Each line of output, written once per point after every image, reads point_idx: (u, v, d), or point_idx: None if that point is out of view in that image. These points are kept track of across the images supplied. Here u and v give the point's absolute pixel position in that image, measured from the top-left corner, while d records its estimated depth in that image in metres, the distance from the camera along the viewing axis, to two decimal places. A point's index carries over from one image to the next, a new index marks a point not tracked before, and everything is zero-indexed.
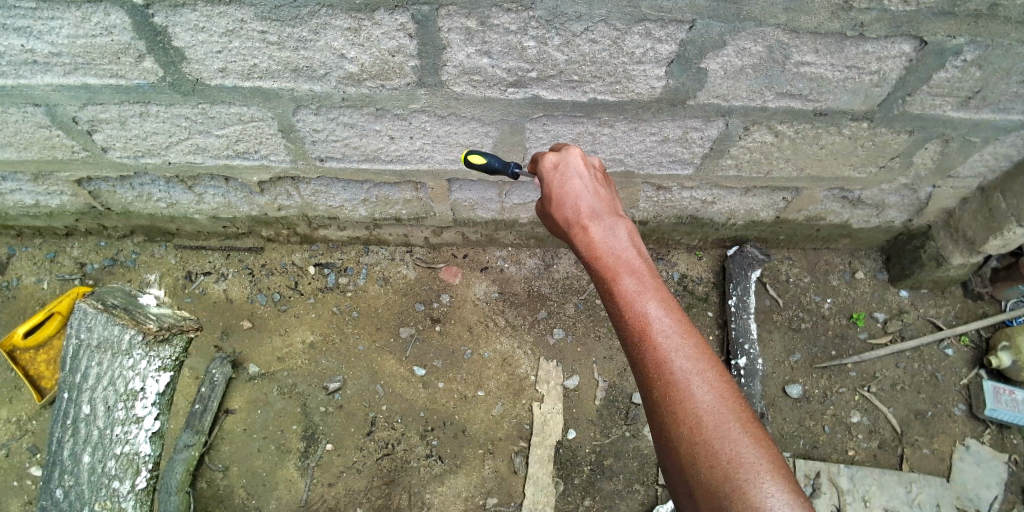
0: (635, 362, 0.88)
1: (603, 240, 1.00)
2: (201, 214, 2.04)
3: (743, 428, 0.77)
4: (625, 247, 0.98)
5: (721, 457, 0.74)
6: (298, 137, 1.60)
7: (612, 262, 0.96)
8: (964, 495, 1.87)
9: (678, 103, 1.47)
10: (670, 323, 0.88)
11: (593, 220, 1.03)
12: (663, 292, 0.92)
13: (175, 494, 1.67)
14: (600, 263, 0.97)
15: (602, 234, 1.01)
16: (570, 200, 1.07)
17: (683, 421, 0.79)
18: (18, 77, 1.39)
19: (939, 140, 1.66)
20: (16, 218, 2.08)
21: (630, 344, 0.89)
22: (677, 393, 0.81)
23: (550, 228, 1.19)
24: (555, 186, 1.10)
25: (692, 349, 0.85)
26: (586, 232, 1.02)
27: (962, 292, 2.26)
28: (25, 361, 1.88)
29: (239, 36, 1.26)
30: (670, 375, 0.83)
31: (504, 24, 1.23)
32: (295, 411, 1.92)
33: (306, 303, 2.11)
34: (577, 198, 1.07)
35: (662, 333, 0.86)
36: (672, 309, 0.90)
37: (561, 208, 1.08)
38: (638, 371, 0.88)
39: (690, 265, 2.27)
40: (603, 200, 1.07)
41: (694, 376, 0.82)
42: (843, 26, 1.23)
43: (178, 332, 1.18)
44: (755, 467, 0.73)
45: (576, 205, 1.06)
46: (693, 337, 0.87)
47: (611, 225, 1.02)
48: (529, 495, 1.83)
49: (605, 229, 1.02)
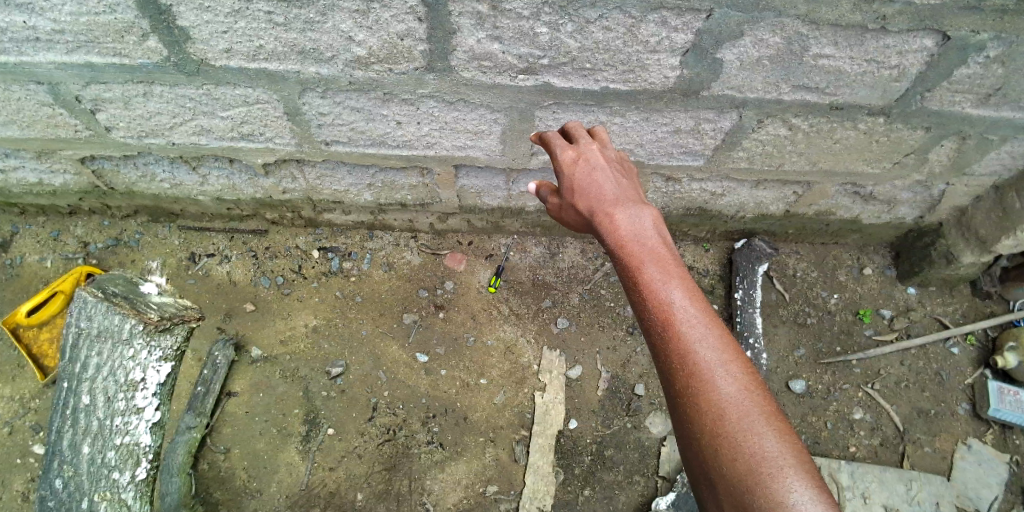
0: (658, 352, 0.87)
1: (629, 229, 0.97)
2: (205, 195, 2.02)
3: (766, 420, 0.77)
4: (652, 236, 0.96)
5: (744, 450, 0.74)
6: (305, 120, 1.58)
7: (637, 250, 0.94)
8: (963, 493, 1.88)
9: (691, 94, 1.44)
10: (695, 313, 0.86)
11: (617, 207, 1.00)
12: (687, 282, 0.91)
13: (177, 476, 1.68)
14: (625, 252, 0.95)
15: (628, 222, 0.98)
16: (593, 189, 1.04)
17: (706, 413, 0.79)
18: (20, 54, 1.37)
19: (956, 138, 1.63)
20: (19, 196, 2.06)
21: (652, 334, 0.88)
22: (700, 385, 0.80)
23: (566, 223, 1.15)
24: (577, 175, 1.06)
25: (717, 340, 0.84)
26: (611, 220, 0.99)
27: (970, 291, 2.24)
28: (29, 338, 1.90)
29: (246, 16, 1.23)
30: (694, 366, 0.82)
31: (516, 9, 1.20)
32: (297, 395, 1.93)
33: (308, 286, 2.11)
34: (600, 187, 1.04)
35: (687, 323, 0.85)
36: (697, 299, 0.88)
37: (583, 196, 1.04)
38: (661, 361, 0.87)
39: (698, 256, 2.25)
40: (626, 188, 1.05)
41: (717, 367, 0.81)
42: (864, 19, 1.19)
43: (180, 322, 1.18)
44: (779, 462, 0.72)
45: (598, 194, 1.03)
46: (717, 327, 0.86)
47: (635, 213, 0.99)
48: (529, 484, 1.85)
49: (630, 217, 0.99)
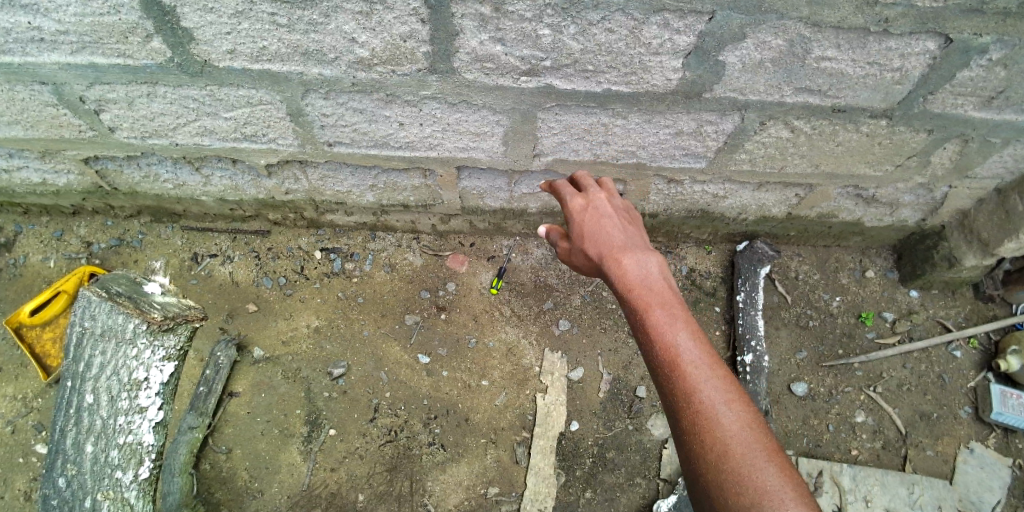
0: (663, 390, 0.88)
1: (636, 272, 1.02)
2: (208, 196, 2.03)
3: (769, 458, 0.77)
4: (658, 281, 1.01)
5: (747, 485, 0.74)
6: (307, 121, 1.58)
7: (643, 293, 0.98)
8: (966, 497, 1.88)
9: (694, 96, 1.44)
10: (700, 354, 0.88)
11: (623, 253, 1.07)
12: (693, 324, 0.93)
13: (178, 476, 1.68)
14: (632, 294, 0.99)
15: (634, 266, 1.03)
16: (601, 237, 1.12)
17: (710, 449, 0.79)
18: (25, 55, 1.37)
19: (959, 140, 1.63)
20: (22, 196, 2.07)
21: (658, 373, 0.89)
22: (704, 422, 0.80)
23: (577, 269, 1.22)
24: (587, 224, 1.16)
25: (721, 380, 0.85)
26: (618, 264, 1.05)
27: (972, 294, 2.24)
28: (32, 337, 1.91)
29: (249, 17, 1.24)
30: (699, 403, 0.82)
31: (519, 12, 1.21)
32: (299, 395, 1.93)
33: (311, 287, 2.11)
34: (608, 234, 1.12)
35: (692, 363, 0.86)
36: (702, 341, 0.90)
37: (592, 243, 1.12)
38: (666, 400, 0.87)
39: (699, 259, 2.25)
40: (632, 237, 1.13)
41: (722, 405, 0.81)
42: (866, 22, 1.20)
43: (184, 322, 1.18)
44: (781, 497, 0.72)
45: (606, 240, 1.11)
46: (722, 368, 0.87)
47: (642, 258, 1.05)
48: (531, 486, 1.85)
49: (637, 261, 1.04)
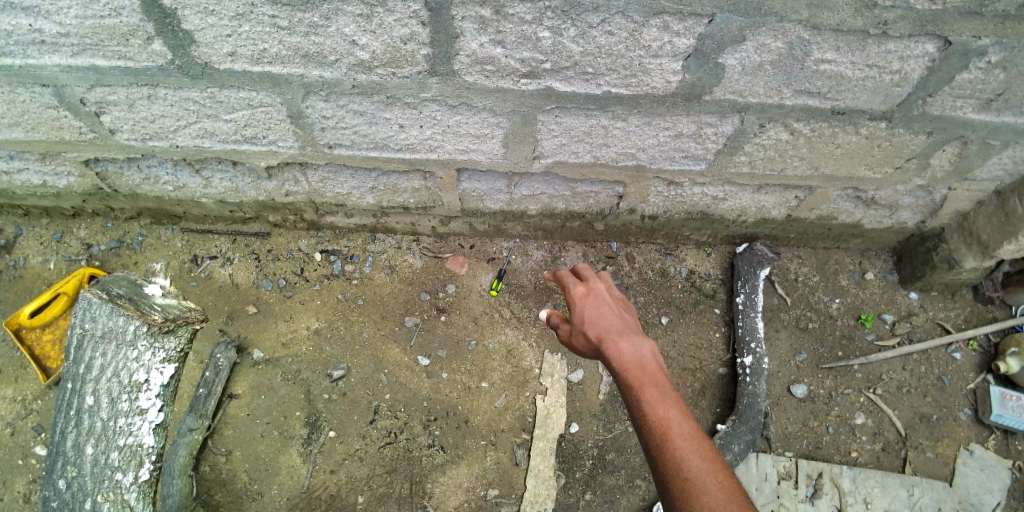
0: (655, 463, 0.93)
1: (631, 353, 1.12)
2: (208, 198, 2.03)
3: None
4: (651, 363, 1.10)
5: None
6: (307, 123, 1.58)
7: (638, 373, 1.07)
8: (966, 499, 1.87)
9: (694, 98, 1.44)
10: (689, 429, 0.95)
11: (620, 335, 1.17)
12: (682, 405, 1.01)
13: (178, 478, 1.66)
14: (628, 374, 1.08)
15: (629, 347, 1.13)
16: (601, 319, 1.23)
17: None
18: (26, 57, 1.38)
19: (958, 143, 1.63)
20: (23, 198, 2.07)
21: (650, 446, 0.95)
22: (694, 490, 0.85)
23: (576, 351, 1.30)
24: (587, 307, 1.27)
25: (708, 453, 0.90)
26: (614, 344, 1.15)
27: (972, 296, 2.24)
28: (31, 339, 1.91)
29: (250, 20, 1.24)
30: (688, 473, 0.87)
31: (519, 14, 1.21)
32: (299, 397, 1.93)
33: (311, 289, 2.11)
34: (606, 318, 1.23)
35: (681, 437, 0.93)
36: (690, 419, 0.97)
37: (591, 324, 1.23)
38: (658, 472, 0.92)
39: (699, 261, 2.26)
40: (628, 322, 1.23)
41: (709, 476, 0.86)
42: (865, 24, 1.20)
43: (184, 323, 1.19)
44: None
45: (604, 322, 1.22)
46: (709, 444, 0.93)
47: (637, 342, 1.15)
48: (530, 488, 1.85)
49: (632, 344, 1.14)
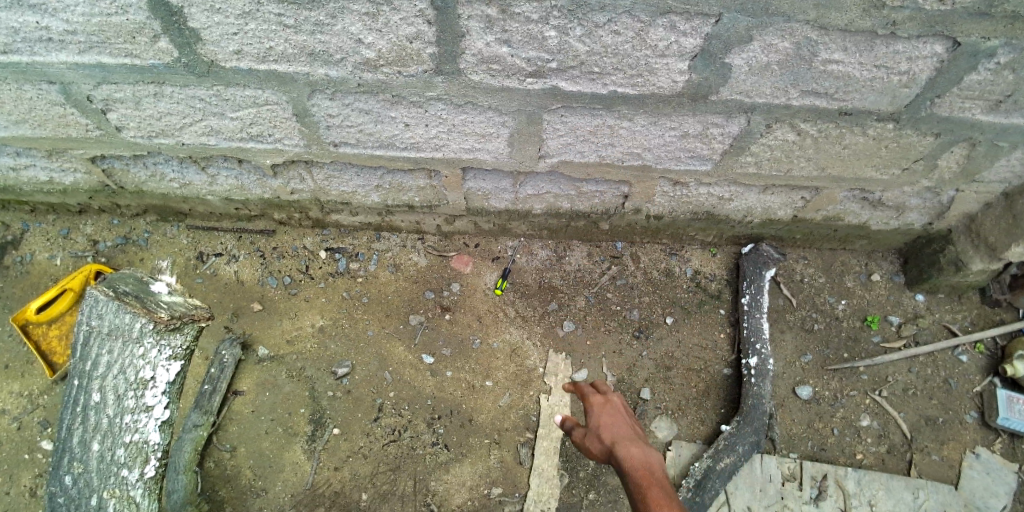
0: None
1: (639, 456, 1.27)
2: (213, 195, 2.03)
3: None
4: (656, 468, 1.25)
5: None
6: (313, 121, 1.58)
7: (645, 475, 1.22)
8: (971, 502, 1.87)
9: (700, 98, 1.44)
10: None
11: (630, 440, 1.32)
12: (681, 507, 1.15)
13: (183, 474, 1.69)
14: (636, 472, 1.23)
15: (638, 451, 1.28)
16: (613, 423, 1.38)
17: None
18: (33, 54, 1.38)
19: (966, 144, 1.62)
20: (30, 194, 2.08)
21: None
22: None
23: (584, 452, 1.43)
24: (600, 409, 1.43)
25: None
26: (624, 445, 1.30)
27: (979, 299, 2.23)
28: (37, 334, 1.91)
29: (256, 18, 1.24)
30: None
31: (525, 13, 1.21)
32: (303, 394, 1.94)
33: (316, 287, 2.12)
34: (618, 422, 1.38)
35: None
36: None
37: (604, 425, 1.38)
38: None
39: (704, 261, 2.25)
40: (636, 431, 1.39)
41: None
42: (873, 25, 1.19)
43: (190, 321, 1.19)
44: None
45: (615, 426, 1.38)
46: None
47: (644, 448, 1.31)
48: (534, 487, 1.85)
49: (640, 448, 1.30)
